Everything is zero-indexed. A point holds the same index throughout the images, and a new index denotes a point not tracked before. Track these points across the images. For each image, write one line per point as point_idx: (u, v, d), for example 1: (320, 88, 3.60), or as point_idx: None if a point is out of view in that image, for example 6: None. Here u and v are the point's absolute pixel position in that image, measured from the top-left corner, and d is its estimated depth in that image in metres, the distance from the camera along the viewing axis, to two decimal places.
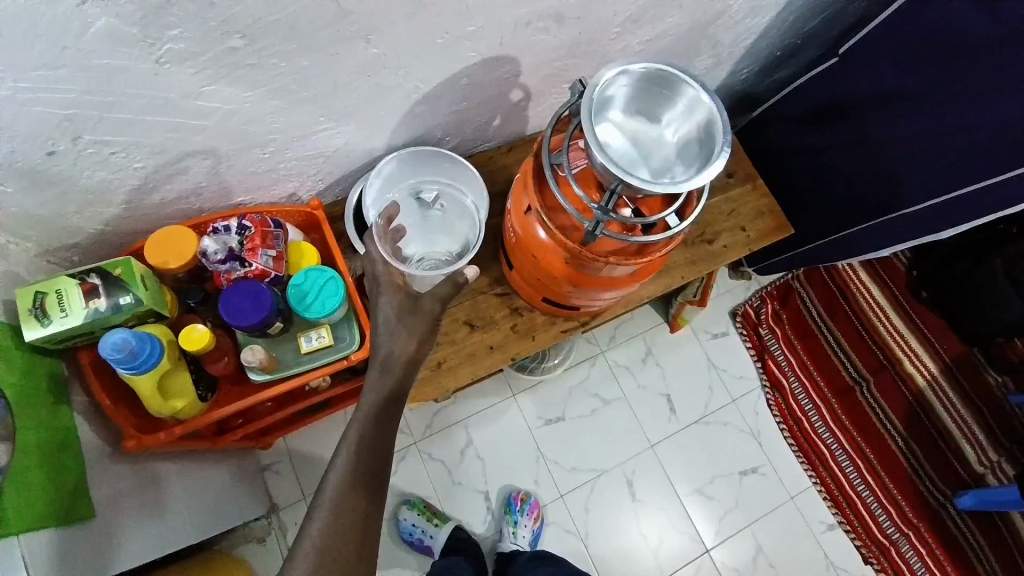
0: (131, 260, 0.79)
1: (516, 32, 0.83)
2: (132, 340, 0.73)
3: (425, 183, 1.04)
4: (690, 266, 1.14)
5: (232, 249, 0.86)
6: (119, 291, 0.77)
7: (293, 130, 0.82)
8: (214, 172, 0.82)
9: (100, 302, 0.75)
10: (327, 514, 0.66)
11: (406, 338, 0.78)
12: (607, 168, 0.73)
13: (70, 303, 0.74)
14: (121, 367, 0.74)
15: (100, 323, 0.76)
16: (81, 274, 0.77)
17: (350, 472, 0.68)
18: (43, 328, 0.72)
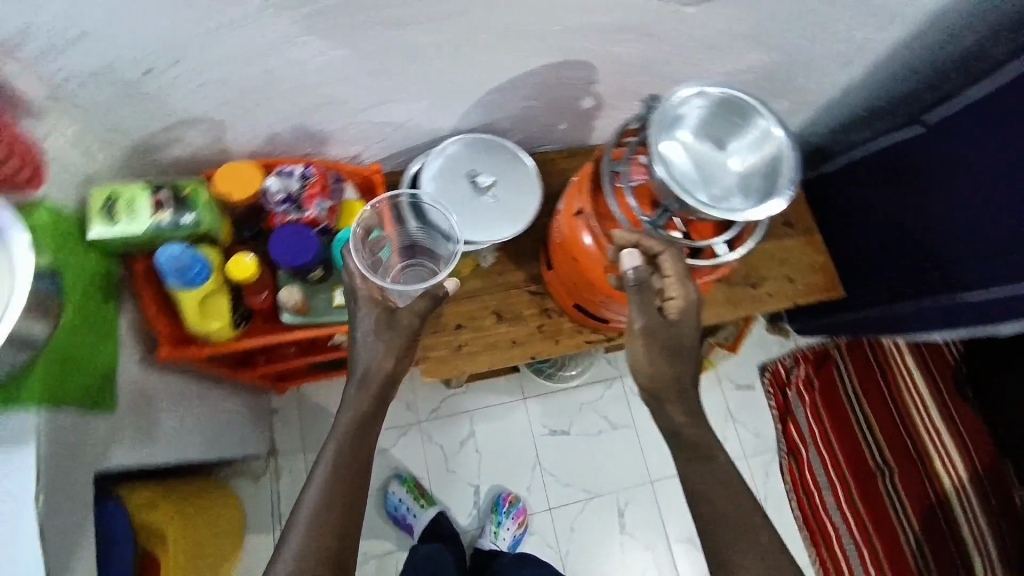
0: (203, 184, 0.83)
1: (600, 38, 0.84)
2: (186, 256, 0.77)
3: (483, 169, 0.98)
4: (726, 305, 1.13)
5: (292, 193, 0.88)
6: (185, 209, 0.80)
7: (367, 93, 0.85)
8: (288, 119, 0.86)
9: (166, 215, 0.79)
10: (310, 527, 0.67)
11: (384, 354, 0.77)
12: (665, 183, 0.72)
13: (139, 211, 0.76)
14: (173, 279, 0.78)
15: (161, 236, 0.78)
16: (154, 186, 0.79)
17: (328, 475, 0.71)
18: (108, 229, 0.74)
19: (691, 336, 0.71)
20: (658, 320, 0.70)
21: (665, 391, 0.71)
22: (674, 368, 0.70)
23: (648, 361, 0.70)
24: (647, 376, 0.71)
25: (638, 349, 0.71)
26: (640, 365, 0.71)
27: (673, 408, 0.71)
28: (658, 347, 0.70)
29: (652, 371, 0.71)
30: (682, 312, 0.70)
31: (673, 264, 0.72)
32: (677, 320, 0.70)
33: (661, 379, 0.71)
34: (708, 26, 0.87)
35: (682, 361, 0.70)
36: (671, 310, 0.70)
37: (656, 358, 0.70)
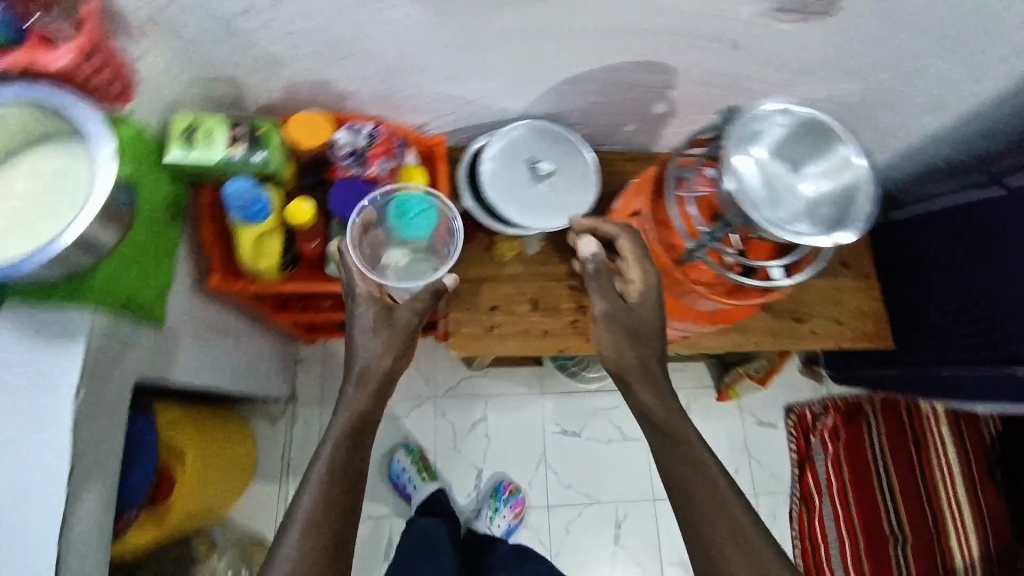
0: (278, 128, 0.84)
1: (685, 42, 0.83)
2: (250, 192, 0.80)
3: (544, 156, 0.98)
4: (767, 334, 1.10)
5: (357, 149, 0.88)
6: (258, 148, 0.81)
7: (444, 65, 0.86)
8: (365, 79, 0.88)
9: (239, 150, 0.80)
10: (306, 523, 0.67)
11: (383, 352, 0.79)
12: (733, 197, 0.70)
13: (215, 141, 0.77)
14: (235, 212, 0.81)
15: (231, 170, 0.79)
16: (232, 122, 0.81)
17: (326, 479, 0.70)
18: (183, 154, 0.76)
19: (648, 315, 0.77)
20: (621, 303, 0.78)
21: (630, 372, 0.77)
22: (636, 350, 0.76)
23: (614, 341, 0.77)
24: (613, 357, 0.78)
25: (602, 332, 0.78)
26: (605, 348, 0.78)
27: (639, 389, 0.76)
28: (619, 330, 0.77)
29: (620, 355, 0.77)
30: (643, 293, 0.78)
31: (631, 249, 0.79)
32: (635, 300, 0.78)
33: (625, 360, 0.77)
34: (800, 45, 0.84)
35: (645, 341, 0.77)
36: (633, 292, 0.79)
37: (618, 340, 0.77)
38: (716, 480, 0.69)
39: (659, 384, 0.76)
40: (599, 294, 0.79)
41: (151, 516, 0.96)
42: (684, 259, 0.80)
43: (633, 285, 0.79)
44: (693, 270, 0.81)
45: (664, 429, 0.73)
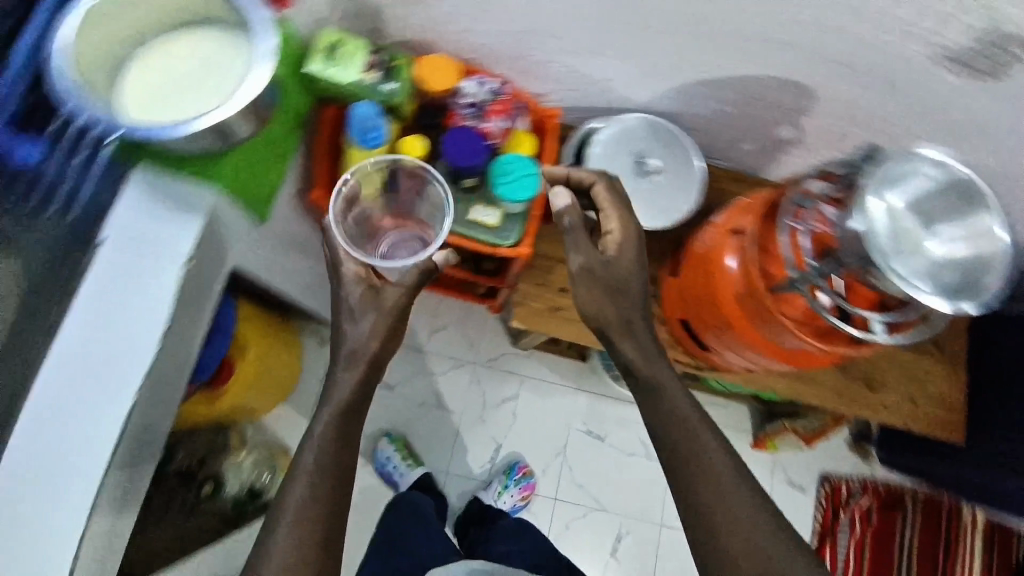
0: (410, 63, 0.84)
1: (839, 68, 0.79)
2: (372, 119, 0.83)
3: (654, 153, 0.96)
4: (831, 392, 1.05)
5: (478, 102, 0.88)
6: (388, 79, 0.82)
7: (583, 40, 0.85)
8: (500, 39, 0.88)
9: (373, 76, 0.81)
10: (296, 518, 0.69)
11: (370, 333, 0.78)
12: (859, 238, 0.68)
13: (351, 62, 0.78)
14: (353, 134, 0.84)
15: (359, 94, 0.81)
16: (370, 47, 0.81)
17: (314, 467, 0.73)
18: (320, 69, 0.77)
19: (625, 268, 0.78)
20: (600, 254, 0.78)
21: (612, 328, 0.79)
22: (620, 309, 0.78)
23: (595, 301, 0.78)
24: (593, 313, 0.79)
25: (582, 286, 0.78)
26: (585, 303, 0.79)
27: (625, 344, 0.79)
28: (595, 285, 0.78)
29: (597, 309, 0.78)
30: (620, 244, 0.78)
31: (607, 198, 0.79)
32: (613, 253, 0.78)
33: (604, 315, 0.78)
34: (967, 100, 0.78)
35: (624, 297, 0.78)
36: (611, 243, 0.78)
37: (597, 295, 0.78)
38: (732, 508, 0.71)
39: (641, 338, 0.79)
40: (575, 249, 0.77)
41: (203, 397, 1.01)
42: (780, 290, 0.76)
43: (611, 236, 0.79)
44: (787, 302, 0.77)
45: (659, 405, 0.77)
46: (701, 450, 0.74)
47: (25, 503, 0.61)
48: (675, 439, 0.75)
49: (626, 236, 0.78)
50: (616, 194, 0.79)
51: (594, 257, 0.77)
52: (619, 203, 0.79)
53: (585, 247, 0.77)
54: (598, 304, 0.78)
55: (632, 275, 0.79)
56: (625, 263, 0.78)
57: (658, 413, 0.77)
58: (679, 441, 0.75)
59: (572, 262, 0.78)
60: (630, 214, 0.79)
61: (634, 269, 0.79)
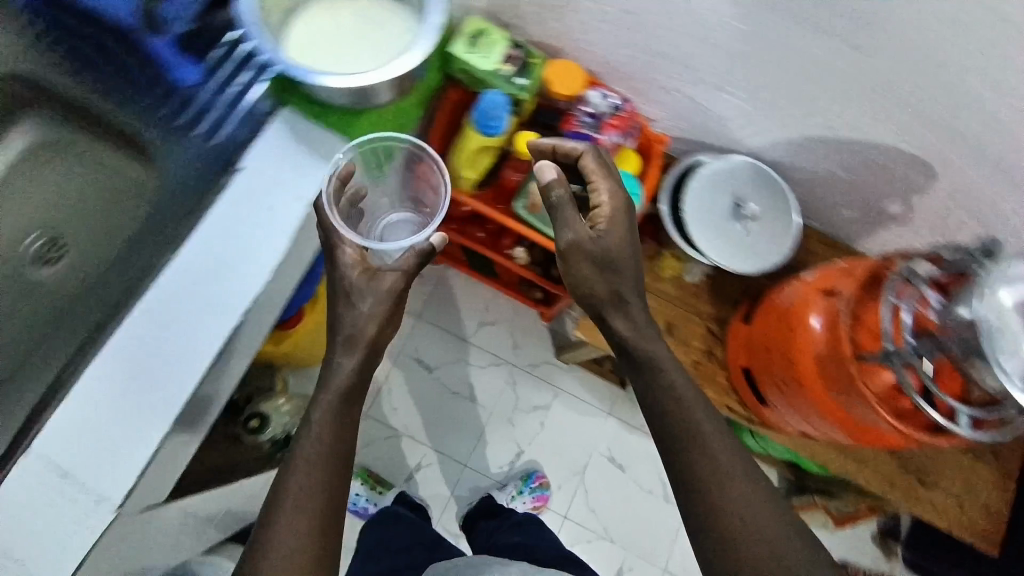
0: (544, 63, 0.86)
1: (970, 153, 0.78)
2: (500, 109, 0.84)
3: (755, 199, 0.95)
4: (879, 476, 1.02)
5: (599, 115, 0.87)
6: (523, 74, 0.85)
7: (715, 75, 0.86)
8: (632, 59, 0.90)
9: (508, 69, 0.84)
10: (297, 510, 0.65)
11: (372, 317, 0.74)
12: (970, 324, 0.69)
13: (494, 52, 0.82)
14: (477, 119, 0.85)
15: (493, 83, 0.84)
16: (512, 41, 0.84)
17: (316, 457, 0.68)
18: (466, 52, 0.82)
19: (617, 241, 0.74)
20: (589, 231, 0.73)
21: (606, 306, 0.75)
22: (609, 284, 0.74)
23: (582, 278, 0.74)
24: (586, 291, 0.75)
25: (576, 261, 0.73)
26: (582, 279, 0.74)
27: (618, 322, 0.75)
28: (588, 261, 0.73)
29: (588, 288, 0.74)
30: (609, 220, 0.74)
31: (595, 166, 0.75)
32: (604, 225, 0.74)
33: (599, 294, 0.75)
34: None
35: (619, 273, 0.74)
36: (602, 220, 0.74)
37: (591, 274, 0.73)
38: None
39: (636, 313, 0.75)
40: (564, 225, 0.73)
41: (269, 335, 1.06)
42: (868, 358, 0.75)
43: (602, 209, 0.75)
44: (871, 373, 0.76)
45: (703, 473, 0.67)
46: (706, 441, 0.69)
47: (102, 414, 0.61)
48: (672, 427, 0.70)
49: (616, 206, 0.74)
50: (604, 163, 0.76)
51: (582, 233, 0.72)
52: (606, 172, 0.75)
53: (576, 223, 0.73)
54: (591, 282, 0.74)
55: (626, 254, 0.74)
56: (615, 238, 0.74)
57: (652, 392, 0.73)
58: (679, 426, 0.70)
59: (562, 240, 0.73)
60: (620, 187, 0.75)
61: (624, 244, 0.74)
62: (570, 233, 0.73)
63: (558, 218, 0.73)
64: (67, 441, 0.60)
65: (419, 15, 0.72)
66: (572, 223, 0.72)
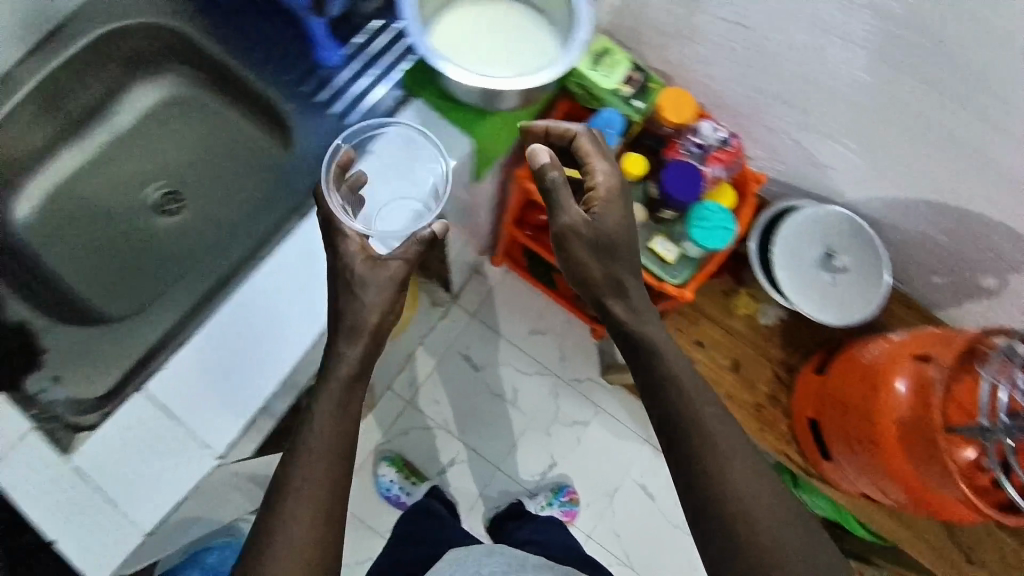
0: (661, 89, 0.88)
1: None
2: (614, 127, 0.83)
3: (845, 251, 0.95)
4: (930, 551, 1.00)
5: (707, 147, 0.88)
6: (641, 96, 0.87)
7: (830, 122, 0.86)
8: (746, 96, 0.90)
9: (628, 90, 0.86)
10: (298, 508, 0.56)
11: (377, 306, 0.63)
12: None
13: (617, 72, 0.85)
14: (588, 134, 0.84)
15: (611, 99, 0.85)
16: (633, 64, 0.87)
17: (319, 450, 0.59)
18: (590, 69, 0.84)
19: (617, 223, 0.69)
20: (586, 215, 0.69)
21: (606, 293, 0.70)
22: (606, 268, 0.69)
23: (578, 262, 0.69)
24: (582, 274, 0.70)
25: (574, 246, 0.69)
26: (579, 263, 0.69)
27: (614, 305, 0.69)
28: (587, 245, 0.68)
29: (583, 272, 0.70)
30: (604, 203, 0.70)
31: (590, 146, 0.72)
32: (602, 206, 0.70)
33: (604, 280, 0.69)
34: None
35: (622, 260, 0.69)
36: (598, 203, 0.70)
37: (593, 260, 0.69)
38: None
39: (634, 297, 0.69)
40: (559, 209, 0.69)
41: None
42: (957, 430, 0.77)
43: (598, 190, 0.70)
44: (956, 446, 0.77)
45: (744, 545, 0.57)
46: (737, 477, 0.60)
47: (210, 369, 0.62)
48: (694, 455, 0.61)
49: (613, 187, 0.71)
50: (598, 144, 0.73)
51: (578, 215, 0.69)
52: (602, 152, 0.72)
53: (572, 204, 0.69)
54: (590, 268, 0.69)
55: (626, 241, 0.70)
56: (614, 219, 0.69)
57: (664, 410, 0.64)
58: (695, 456, 0.61)
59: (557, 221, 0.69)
60: (614, 168, 0.72)
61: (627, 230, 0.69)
62: (568, 213, 0.69)
63: (557, 197, 0.69)
64: (175, 386, 0.61)
65: (563, 33, 0.74)
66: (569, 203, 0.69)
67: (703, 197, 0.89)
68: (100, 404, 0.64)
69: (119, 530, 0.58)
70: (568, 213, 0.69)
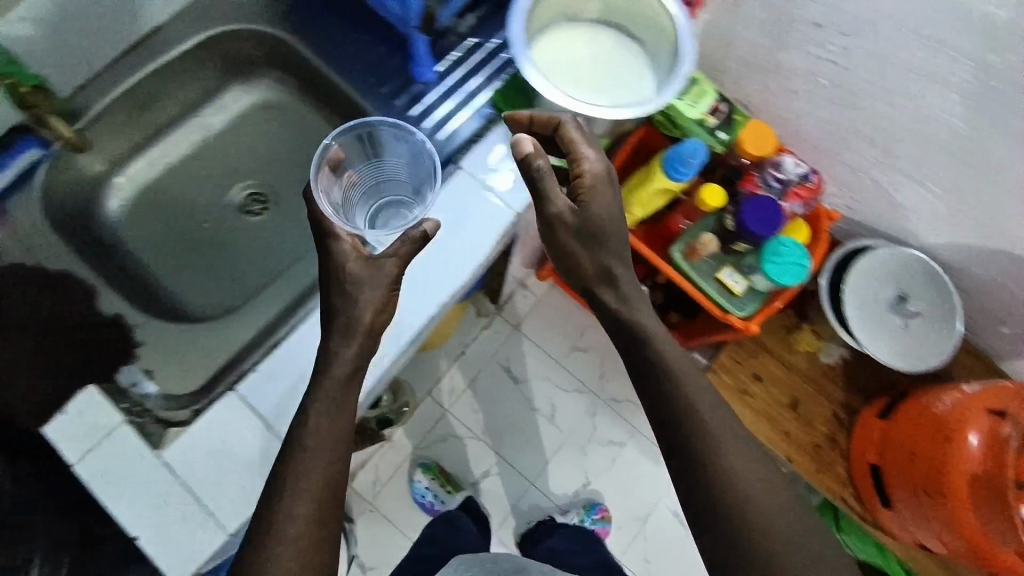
0: (746, 121, 0.87)
1: None
2: (697, 158, 0.83)
3: (919, 297, 0.93)
4: None
5: (787, 182, 0.87)
6: (725, 128, 0.86)
7: (912, 163, 0.85)
8: (828, 131, 0.89)
9: (713, 121, 0.86)
10: (309, 512, 0.55)
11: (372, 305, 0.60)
12: None
13: (703, 103, 0.84)
14: (668, 162, 0.84)
15: (694, 131, 0.85)
16: (719, 94, 0.86)
17: (314, 446, 0.56)
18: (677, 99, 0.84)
19: (608, 217, 0.63)
20: (574, 208, 0.63)
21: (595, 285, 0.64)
22: (594, 257, 0.63)
23: (568, 256, 0.64)
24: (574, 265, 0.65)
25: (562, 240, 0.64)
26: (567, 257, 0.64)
27: (605, 295, 0.65)
28: (578, 240, 0.63)
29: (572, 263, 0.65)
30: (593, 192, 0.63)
31: (576, 134, 0.64)
32: (592, 198, 0.63)
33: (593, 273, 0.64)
34: None
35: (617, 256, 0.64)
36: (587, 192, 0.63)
37: (585, 254, 0.63)
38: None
39: (625, 285, 0.64)
40: (544, 200, 0.62)
41: None
42: None
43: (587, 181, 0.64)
44: None
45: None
46: (749, 507, 0.56)
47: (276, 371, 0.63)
48: (698, 466, 0.58)
49: (601, 177, 0.64)
50: (583, 130, 0.65)
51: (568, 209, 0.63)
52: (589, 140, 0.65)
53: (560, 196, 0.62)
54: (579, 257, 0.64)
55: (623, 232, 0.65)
56: (605, 212, 0.63)
57: (662, 416, 0.61)
58: (699, 460, 0.58)
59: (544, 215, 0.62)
60: (602, 155, 0.65)
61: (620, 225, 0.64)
62: (556, 206, 0.62)
63: (542, 190, 0.62)
64: (265, 384, 0.63)
65: (656, 67, 0.76)
66: (557, 195, 0.62)
67: (779, 232, 0.88)
68: (190, 402, 0.68)
69: (192, 519, 0.58)
70: (555, 206, 0.62)
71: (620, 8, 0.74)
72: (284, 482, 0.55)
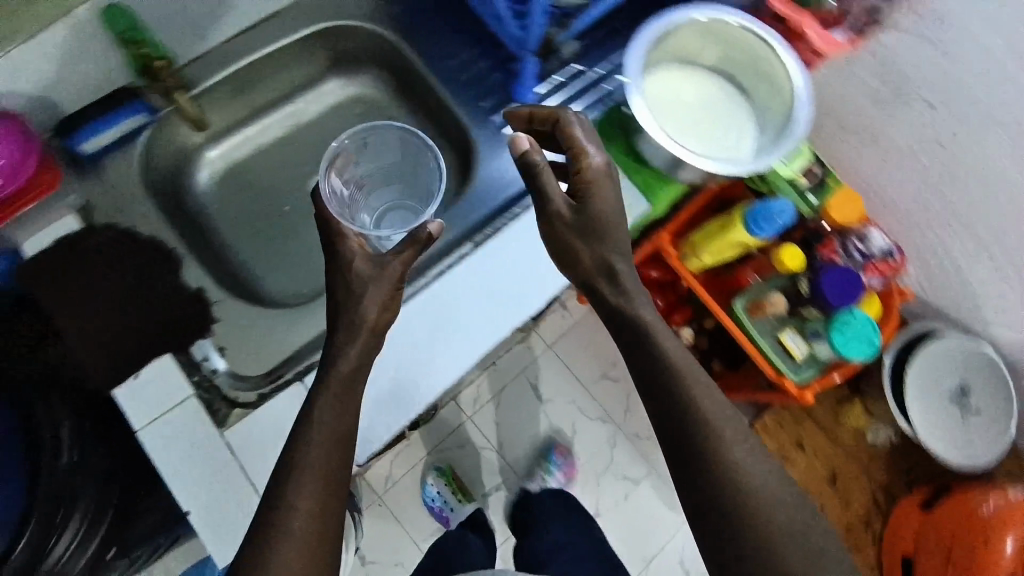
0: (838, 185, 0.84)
1: None
2: (784, 218, 0.81)
3: (979, 392, 0.91)
4: None
5: (867, 256, 0.86)
6: (816, 190, 0.84)
7: (998, 249, 0.81)
8: (916, 204, 0.86)
9: (805, 182, 0.84)
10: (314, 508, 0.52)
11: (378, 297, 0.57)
12: None
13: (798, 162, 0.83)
14: (753, 215, 0.82)
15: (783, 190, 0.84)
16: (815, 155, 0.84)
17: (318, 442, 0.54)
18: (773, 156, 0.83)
19: (608, 215, 0.58)
20: (572, 204, 0.58)
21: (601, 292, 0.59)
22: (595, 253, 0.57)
23: (569, 253, 0.58)
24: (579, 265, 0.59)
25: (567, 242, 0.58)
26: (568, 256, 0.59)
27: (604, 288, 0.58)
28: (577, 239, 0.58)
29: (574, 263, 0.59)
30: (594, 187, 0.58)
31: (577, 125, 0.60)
32: (591, 194, 0.58)
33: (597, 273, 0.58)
34: None
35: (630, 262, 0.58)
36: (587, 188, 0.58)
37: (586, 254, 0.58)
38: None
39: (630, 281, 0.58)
40: (542, 196, 0.58)
41: None
42: None
43: (587, 176, 0.59)
44: None
45: None
46: (757, 511, 0.51)
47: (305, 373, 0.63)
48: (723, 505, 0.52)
49: (601, 171, 0.59)
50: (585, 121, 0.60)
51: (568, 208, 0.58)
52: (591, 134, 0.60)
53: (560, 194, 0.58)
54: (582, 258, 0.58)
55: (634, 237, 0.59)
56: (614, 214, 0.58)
57: (665, 420, 0.55)
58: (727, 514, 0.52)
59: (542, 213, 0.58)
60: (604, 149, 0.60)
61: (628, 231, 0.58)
62: (552, 204, 0.58)
63: (540, 187, 0.58)
64: None
65: (762, 124, 0.75)
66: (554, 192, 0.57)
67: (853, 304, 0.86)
68: (261, 383, 0.66)
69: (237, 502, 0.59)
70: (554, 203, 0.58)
71: (738, 60, 0.73)
72: (289, 477, 0.52)
